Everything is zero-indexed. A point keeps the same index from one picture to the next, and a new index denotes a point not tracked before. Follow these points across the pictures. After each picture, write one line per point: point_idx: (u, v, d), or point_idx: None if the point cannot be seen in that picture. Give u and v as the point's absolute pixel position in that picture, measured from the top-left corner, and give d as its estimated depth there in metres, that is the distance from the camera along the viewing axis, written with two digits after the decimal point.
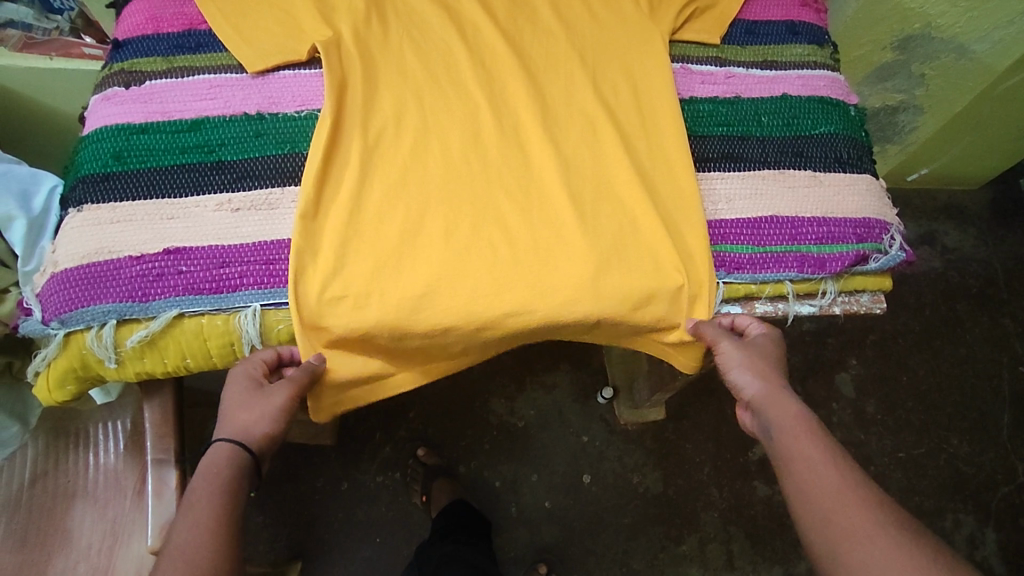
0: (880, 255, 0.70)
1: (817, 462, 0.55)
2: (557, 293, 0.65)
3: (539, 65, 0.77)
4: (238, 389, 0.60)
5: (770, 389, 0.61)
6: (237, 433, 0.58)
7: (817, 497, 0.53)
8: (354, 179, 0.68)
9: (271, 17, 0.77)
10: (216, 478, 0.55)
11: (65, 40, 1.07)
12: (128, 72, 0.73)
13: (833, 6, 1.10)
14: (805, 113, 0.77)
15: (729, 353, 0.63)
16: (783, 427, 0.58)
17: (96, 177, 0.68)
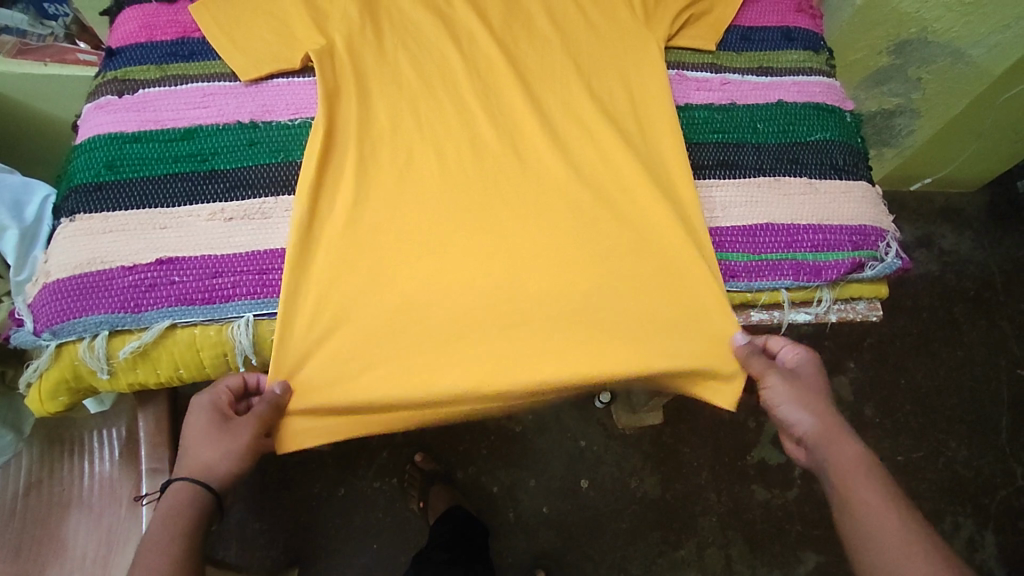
0: (877, 262, 0.70)
1: (874, 501, 0.57)
2: (550, 304, 0.66)
3: (534, 73, 0.77)
4: (200, 424, 0.60)
5: (824, 425, 0.62)
6: (196, 471, 0.59)
7: (877, 540, 0.56)
8: (347, 192, 0.68)
9: (265, 26, 0.77)
10: (174, 519, 0.57)
11: (60, 47, 1.05)
12: (121, 81, 0.73)
13: (828, 12, 1.11)
14: (801, 119, 0.77)
15: (779, 389, 0.63)
16: (838, 464, 0.60)
17: (89, 186, 0.67)
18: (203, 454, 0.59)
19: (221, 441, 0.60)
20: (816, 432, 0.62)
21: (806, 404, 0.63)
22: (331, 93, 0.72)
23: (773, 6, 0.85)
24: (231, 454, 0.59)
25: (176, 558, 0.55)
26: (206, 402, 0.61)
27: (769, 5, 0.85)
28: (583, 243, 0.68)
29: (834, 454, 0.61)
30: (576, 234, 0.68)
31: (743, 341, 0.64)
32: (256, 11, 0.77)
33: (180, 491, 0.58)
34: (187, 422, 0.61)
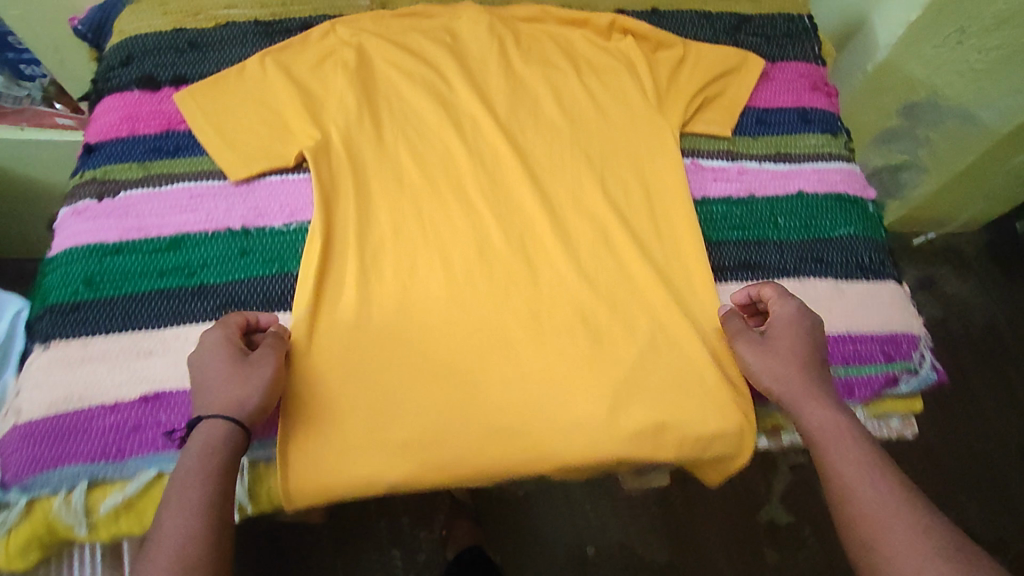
0: (911, 376, 0.66)
1: (857, 475, 0.53)
2: (573, 433, 0.60)
3: (543, 165, 0.72)
4: (216, 361, 0.55)
5: (797, 390, 0.58)
6: (226, 408, 0.54)
7: (861, 517, 0.52)
8: (345, 310, 0.63)
9: (255, 116, 0.71)
10: (208, 455, 0.52)
11: (37, 108, 1.02)
12: (102, 181, 0.67)
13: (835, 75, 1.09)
14: (823, 213, 0.73)
15: (747, 356, 0.61)
16: (812, 434, 0.57)
17: (65, 306, 0.62)
18: (226, 385, 0.54)
19: (244, 376, 0.55)
20: (792, 394, 0.58)
21: (777, 364, 0.59)
22: (327, 197, 0.67)
23: (787, 85, 0.81)
24: (258, 386, 0.55)
25: (215, 504, 0.51)
26: (219, 338, 0.57)
27: (782, 84, 0.81)
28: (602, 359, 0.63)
29: (810, 420, 0.57)
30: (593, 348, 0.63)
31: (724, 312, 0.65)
32: (245, 100, 0.72)
33: (210, 427, 0.53)
34: (196, 359, 0.57)
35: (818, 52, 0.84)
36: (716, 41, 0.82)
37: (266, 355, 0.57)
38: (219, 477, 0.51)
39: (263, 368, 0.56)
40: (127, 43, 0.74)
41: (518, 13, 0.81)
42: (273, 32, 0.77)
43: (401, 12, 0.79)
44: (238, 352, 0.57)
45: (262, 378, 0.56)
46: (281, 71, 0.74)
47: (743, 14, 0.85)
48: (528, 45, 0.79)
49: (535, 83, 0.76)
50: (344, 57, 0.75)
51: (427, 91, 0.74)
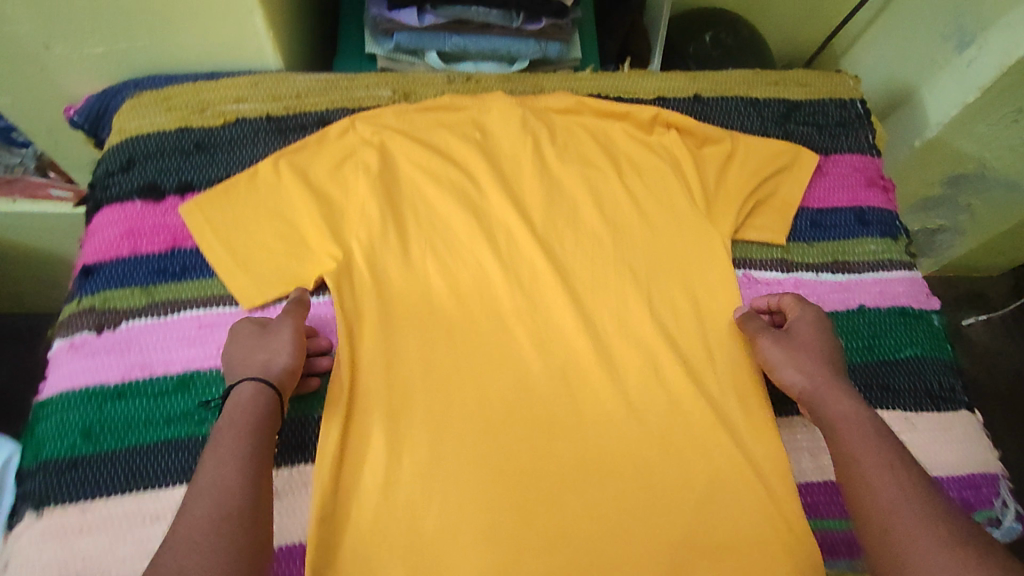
0: (994, 526, 0.62)
1: (886, 463, 0.51)
2: None
3: (585, 282, 0.68)
4: (241, 333, 0.59)
5: (820, 380, 0.59)
6: (253, 370, 0.56)
7: (880, 508, 0.49)
8: (373, 463, 0.58)
9: (269, 229, 0.65)
10: (241, 414, 0.52)
11: (29, 180, 0.92)
12: (101, 311, 0.61)
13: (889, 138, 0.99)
14: (887, 332, 0.68)
15: (770, 349, 0.62)
16: (831, 422, 0.56)
17: (61, 463, 0.55)
18: (253, 355, 0.57)
19: (268, 340, 0.58)
20: (815, 387, 0.59)
21: (799, 361, 0.60)
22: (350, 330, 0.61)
23: (842, 181, 0.76)
24: (280, 347, 0.58)
25: (250, 467, 0.49)
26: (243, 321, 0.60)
27: (838, 180, 0.76)
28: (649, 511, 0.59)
29: (833, 410, 0.57)
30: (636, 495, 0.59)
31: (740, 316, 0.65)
32: (256, 211, 0.65)
33: (241, 393, 0.54)
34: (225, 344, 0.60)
35: (873, 141, 0.78)
36: (764, 132, 0.76)
37: (286, 325, 0.59)
38: (252, 433, 0.51)
39: (283, 330, 0.59)
40: (127, 145, 0.68)
41: (553, 103, 0.75)
42: (287, 129, 0.71)
43: (425, 104, 0.73)
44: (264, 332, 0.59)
45: (282, 338, 0.58)
46: (296, 177, 0.67)
47: (793, 99, 0.78)
48: (564, 141, 0.73)
49: (576, 188, 0.71)
50: (365, 158, 0.68)
51: (459, 199, 0.69)
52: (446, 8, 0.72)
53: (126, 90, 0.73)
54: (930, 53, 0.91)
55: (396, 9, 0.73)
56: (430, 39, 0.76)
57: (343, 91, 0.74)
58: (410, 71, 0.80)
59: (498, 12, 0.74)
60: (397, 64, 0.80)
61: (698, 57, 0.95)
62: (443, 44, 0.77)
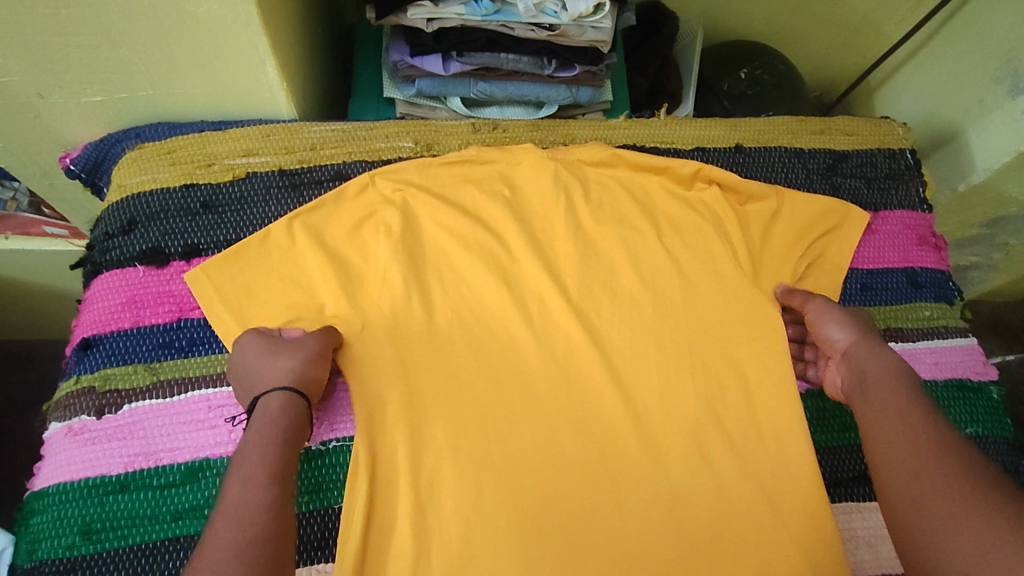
0: None
1: (909, 416, 0.52)
2: None
3: (623, 350, 0.63)
4: (258, 344, 0.55)
5: (865, 339, 0.60)
6: (279, 382, 0.53)
7: (905, 458, 0.50)
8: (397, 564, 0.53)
9: (284, 297, 0.60)
10: (275, 425, 0.51)
11: (24, 216, 0.86)
12: (101, 391, 0.56)
13: (932, 174, 0.93)
14: (946, 407, 0.64)
15: (823, 306, 0.62)
16: (871, 375, 0.56)
17: (58, 565, 0.51)
18: (280, 361, 0.54)
19: (287, 352, 0.54)
20: (859, 341, 0.59)
21: (848, 320, 0.61)
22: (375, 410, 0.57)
23: (893, 239, 0.72)
24: (302, 358, 0.54)
25: (279, 476, 0.49)
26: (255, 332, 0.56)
27: (888, 238, 0.72)
28: None
29: (869, 363, 0.57)
30: None
31: (782, 290, 0.65)
32: (269, 277, 0.61)
33: (274, 401, 0.52)
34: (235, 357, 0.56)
35: (923, 195, 0.75)
36: (810, 186, 0.73)
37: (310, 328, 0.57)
38: (285, 442, 0.51)
39: (307, 342, 0.55)
40: (126, 203, 0.64)
41: (584, 155, 0.70)
42: (302, 183, 0.67)
43: (448, 157, 0.69)
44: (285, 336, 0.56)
45: (305, 349, 0.54)
46: (312, 239, 0.62)
47: (838, 151, 0.75)
48: (598, 196, 0.69)
49: (613, 246, 0.67)
50: (384, 217, 0.64)
51: (485, 261, 0.65)
52: (473, 55, 0.68)
53: (126, 141, 0.69)
54: (977, 94, 0.87)
55: (419, 55, 0.69)
56: (455, 85, 0.72)
57: (361, 141, 0.70)
58: (432, 117, 0.76)
59: (529, 59, 0.69)
60: (417, 110, 0.76)
61: (732, 95, 0.90)
62: (467, 90, 0.72)
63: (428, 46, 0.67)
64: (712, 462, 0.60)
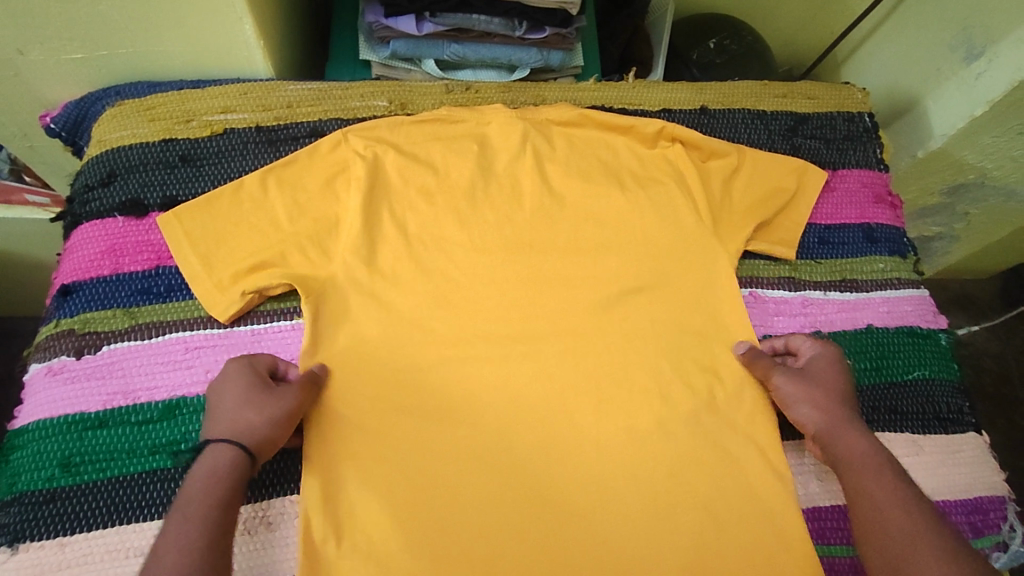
0: (1001, 552, 0.60)
1: (887, 499, 0.53)
2: None
3: (586, 302, 0.66)
4: (241, 382, 0.55)
5: (835, 418, 0.59)
6: (241, 433, 0.52)
7: (894, 543, 0.50)
8: (369, 495, 0.57)
9: (258, 244, 0.62)
10: (218, 481, 0.50)
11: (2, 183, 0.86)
12: (80, 333, 0.58)
13: (892, 144, 0.98)
14: (895, 352, 0.67)
15: (783, 385, 0.61)
16: (845, 460, 0.56)
17: (38, 496, 0.52)
18: (254, 416, 0.54)
19: (267, 405, 0.55)
20: (829, 424, 0.59)
21: (813, 397, 0.60)
22: (347, 358, 0.61)
23: (850, 197, 0.74)
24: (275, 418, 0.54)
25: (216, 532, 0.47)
26: (246, 365, 0.56)
27: (845, 196, 0.74)
28: (643, 528, 0.58)
29: (843, 446, 0.57)
30: (632, 514, 0.58)
31: (743, 349, 0.64)
32: (243, 227, 0.63)
33: (224, 453, 0.51)
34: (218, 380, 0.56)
35: (880, 156, 0.78)
36: (772, 146, 0.76)
37: (286, 391, 0.56)
38: (225, 501, 0.49)
39: (284, 400, 0.55)
40: (105, 157, 0.66)
41: (554, 116, 0.73)
42: (277, 139, 0.68)
43: (421, 116, 0.71)
44: (264, 394, 0.55)
45: (283, 410, 0.55)
46: (287, 194, 0.65)
47: (799, 113, 0.78)
48: (567, 155, 0.71)
49: (578, 204, 0.70)
50: (357, 173, 0.66)
51: (453, 215, 0.68)
52: (446, 16, 0.70)
53: (106, 98, 0.70)
54: (937, 62, 0.91)
55: (393, 16, 0.71)
56: (428, 46, 0.74)
57: (338, 100, 0.71)
58: (407, 79, 0.78)
59: (499, 20, 0.72)
60: (392, 72, 0.78)
61: (701, 64, 0.93)
62: (441, 52, 0.75)
63: (402, 7, 0.70)
64: (670, 400, 0.63)
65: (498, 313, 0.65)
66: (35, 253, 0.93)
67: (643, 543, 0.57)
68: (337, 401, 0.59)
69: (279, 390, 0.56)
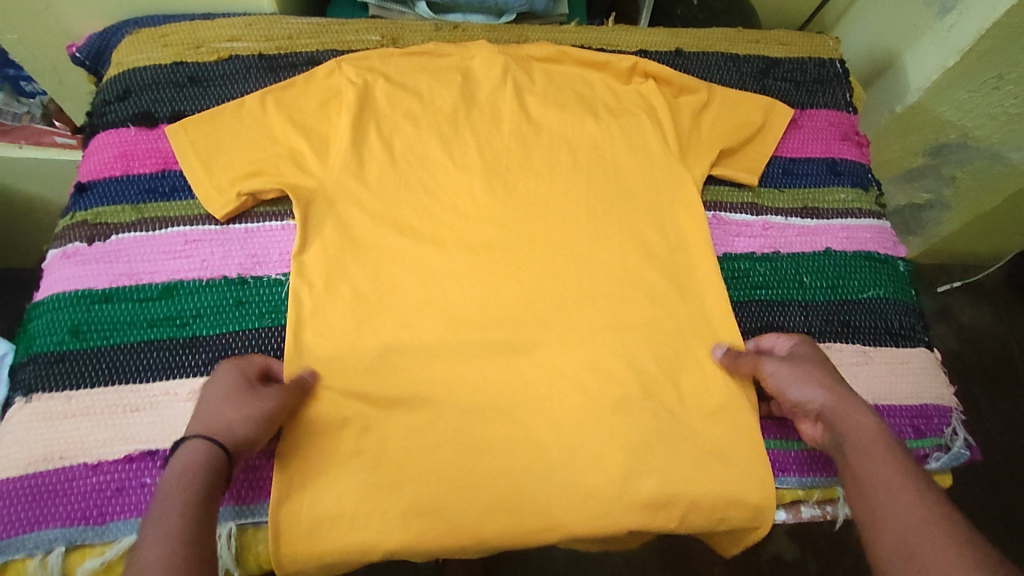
0: (942, 452, 0.62)
1: (898, 479, 0.51)
2: (563, 490, 0.59)
3: (556, 217, 0.70)
4: (226, 383, 0.55)
5: (836, 395, 0.57)
6: (214, 430, 0.52)
7: (911, 530, 0.48)
8: (344, 377, 0.61)
9: (251, 153, 0.68)
10: (190, 478, 0.49)
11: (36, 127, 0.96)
12: (93, 224, 0.65)
13: (873, 105, 1.02)
14: (851, 273, 0.70)
15: (780, 370, 0.59)
16: (852, 437, 0.55)
17: (49, 356, 0.59)
18: (226, 412, 0.53)
19: (245, 404, 0.54)
20: (832, 401, 0.57)
21: (812, 376, 0.59)
22: (328, 255, 0.65)
23: (816, 133, 0.78)
24: (253, 416, 0.54)
25: (196, 528, 0.47)
26: (228, 367, 0.57)
27: (812, 132, 0.78)
28: (597, 417, 0.61)
29: (848, 425, 0.56)
30: (586, 405, 0.62)
31: (722, 352, 0.64)
32: (239, 137, 0.68)
33: (194, 451, 0.51)
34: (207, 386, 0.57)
35: (850, 99, 0.81)
36: (743, 85, 0.79)
37: (268, 397, 0.56)
38: (200, 499, 0.49)
39: (264, 403, 0.55)
40: (122, 77, 0.72)
41: (534, 52, 0.78)
42: (277, 66, 0.75)
43: (410, 49, 0.77)
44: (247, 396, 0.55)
45: (259, 409, 0.55)
46: (282, 112, 0.70)
47: (771, 57, 0.82)
48: (545, 87, 0.76)
49: (554, 130, 0.74)
50: (348, 97, 0.72)
51: (435, 135, 0.73)
52: None
53: (125, 28, 0.77)
54: (913, 19, 0.94)
55: None
56: None
57: (334, 34, 0.78)
58: (401, 21, 0.84)
59: None
60: (388, 14, 0.84)
61: (684, 18, 0.98)
62: None
63: None
64: (630, 307, 0.66)
65: (473, 224, 0.69)
66: (58, 194, 0.99)
67: (597, 431, 0.61)
68: (317, 297, 0.64)
69: (263, 395, 0.56)
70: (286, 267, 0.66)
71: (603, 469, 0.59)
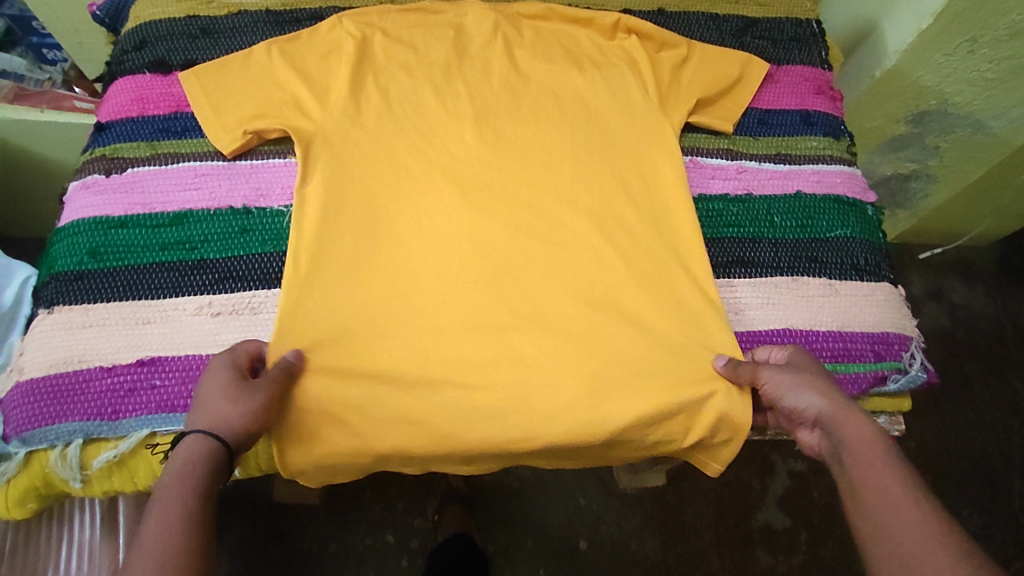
0: (900, 374, 0.68)
1: (893, 487, 0.53)
2: (541, 404, 0.63)
3: (542, 161, 0.75)
4: (220, 376, 0.57)
5: (836, 403, 0.59)
6: (212, 425, 0.55)
7: (901, 540, 0.50)
8: (341, 300, 0.66)
9: (256, 97, 0.72)
10: (189, 469, 0.53)
11: (56, 92, 1.00)
12: (110, 158, 0.70)
13: (856, 73, 1.05)
14: (820, 214, 0.74)
15: (777, 378, 0.61)
16: (851, 444, 0.56)
17: (69, 274, 0.64)
18: (223, 406, 0.56)
19: (240, 399, 0.57)
20: (832, 409, 0.58)
21: (810, 384, 0.60)
22: (326, 189, 0.70)
23: (792, 88, 0.82)
24: (247, 411, 0.57)
25: (194, 520, 0.52)
26: (223, 361, 0.59)
27: (788, 86, 0.82)
28: (574, 340, 0.66)
29: (848, 432, 0.57)
30: (565, 329, 0.67)
31: (725, 361, 0.64)
32: (246, 83, 0.73)
33: (196, 444, 0.54)
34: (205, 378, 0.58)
35: (825, 57, 0.85)
36: (721, 42, 0.84)
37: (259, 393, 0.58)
38: (199, 491, 0.53)
39: (257, 398, 0.57)
40: (138, 29, 0.78)
41: (524, 10, 0.83)
42: (282, 20, 0.80)
43: (407, 6, 0.82)
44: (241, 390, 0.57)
45: (253, 405, 0.57)
46: (286, 60, 0.75)
47: (750, 17, 0.86)
48: (533, 42, 0.80)
49: (540, 81, 0.79)
50: (347, 48, 0.76)
51: (428, 85, 0.77)
52: None
53: None
54: None
55: None
56: None
57: None
58: None
59: None
60: None
61: None
62: None
63: None
64: (609, 242, 0.71)
65: (463, 166, 0.74)
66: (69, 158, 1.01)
67: (574, 352, 0.65)
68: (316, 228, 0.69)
69: (255, 389, 0.58)
70: (287, 198, 0.70)
71: (578, 386, 0.64)
